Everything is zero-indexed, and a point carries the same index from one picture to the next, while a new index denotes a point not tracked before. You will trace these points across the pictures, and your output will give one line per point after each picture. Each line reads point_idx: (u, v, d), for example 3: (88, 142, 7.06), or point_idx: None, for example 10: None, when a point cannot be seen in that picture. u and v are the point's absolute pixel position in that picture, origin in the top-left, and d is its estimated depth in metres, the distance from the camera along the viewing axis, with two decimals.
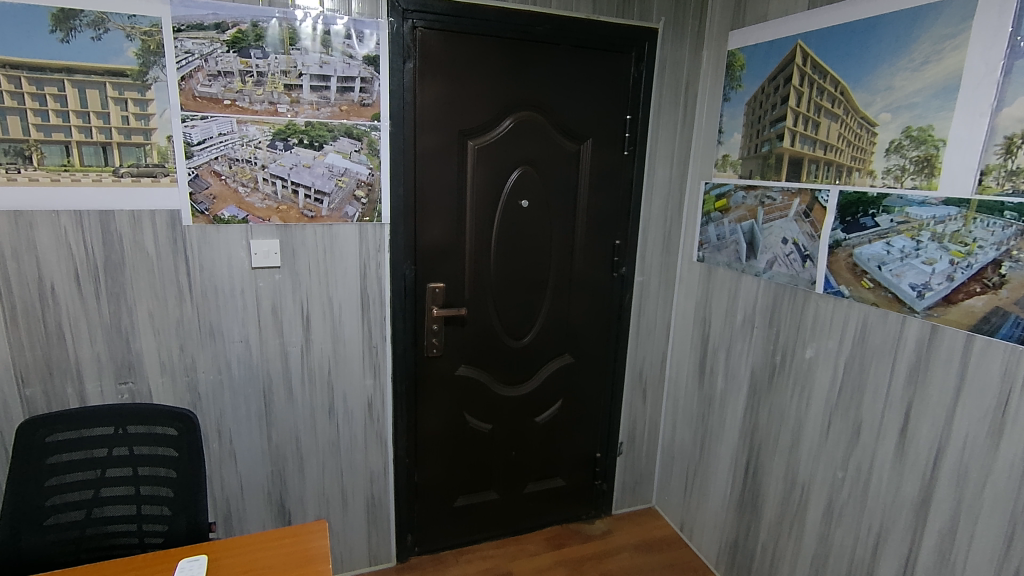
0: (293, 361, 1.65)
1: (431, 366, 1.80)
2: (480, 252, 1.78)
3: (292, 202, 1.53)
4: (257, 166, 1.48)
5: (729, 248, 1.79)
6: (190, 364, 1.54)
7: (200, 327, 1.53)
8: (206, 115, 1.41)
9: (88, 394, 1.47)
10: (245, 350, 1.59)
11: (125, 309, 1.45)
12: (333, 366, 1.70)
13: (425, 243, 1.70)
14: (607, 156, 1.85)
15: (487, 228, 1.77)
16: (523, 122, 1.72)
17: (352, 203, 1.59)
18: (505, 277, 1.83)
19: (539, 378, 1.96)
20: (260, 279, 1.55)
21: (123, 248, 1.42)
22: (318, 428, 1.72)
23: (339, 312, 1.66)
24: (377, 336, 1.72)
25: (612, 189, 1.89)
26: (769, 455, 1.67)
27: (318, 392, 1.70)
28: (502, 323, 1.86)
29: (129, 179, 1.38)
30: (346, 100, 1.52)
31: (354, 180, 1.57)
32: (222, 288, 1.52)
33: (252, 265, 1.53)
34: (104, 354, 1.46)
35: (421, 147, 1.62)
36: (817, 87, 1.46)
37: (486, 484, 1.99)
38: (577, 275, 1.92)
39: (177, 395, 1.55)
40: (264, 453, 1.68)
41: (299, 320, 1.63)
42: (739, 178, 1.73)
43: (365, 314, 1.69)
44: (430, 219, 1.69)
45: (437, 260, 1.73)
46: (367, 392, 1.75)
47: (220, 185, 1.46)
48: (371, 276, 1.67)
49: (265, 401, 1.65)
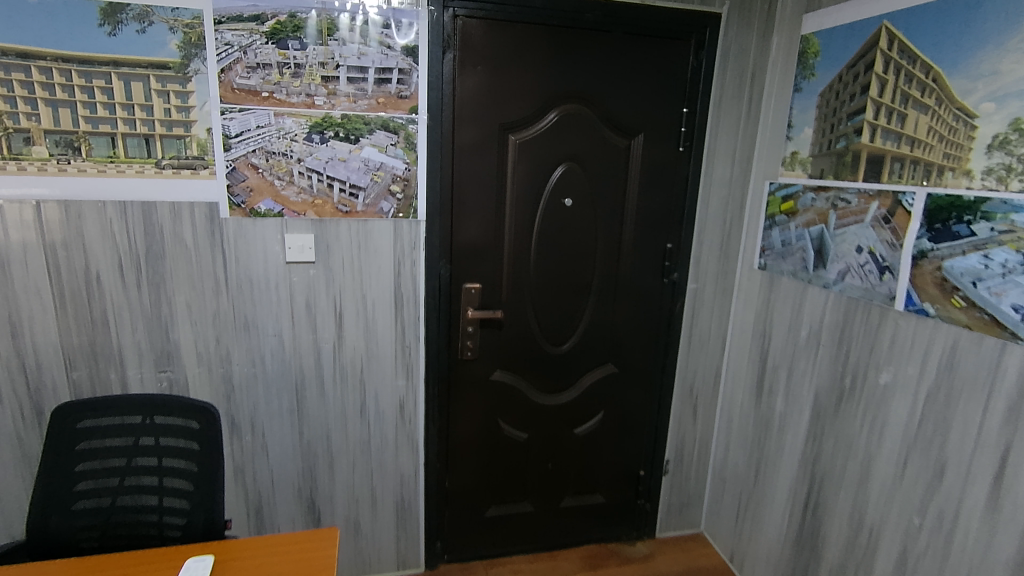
0: (325, 358, 1.63)
1: (465, 369, 1.74)
2: (519, 252, 1.69)
3: (327, 196, 1.51)
4: (293, 160, 1.47)
5: (795, 256, 1.61)
6: (225, 355, 1.55)
7: (235, 319, 1.53)
8: (245, 107, 1.40)
9: (129, 381, 1.51)
10: (278, 344, 1.59)
11: (164, 299, 1.48)
12: (365, 365, 1.67)
13: (462, 242, 1.64)
14: (660, 153, 1.72)
15: (527, 227, 1.68)
16: (568, 116, 1.62)
17: (387, 199, 1.55)
18: (545, 279, 1.74)
19: (580, 387, 1.85)
20: (294, 273, 1.54)
21: (165, 239, 1.44)
22: (349, 427, 1.70)
23: (372, 309, 1.63)
24: (410, 335, 1.67)
25: (665, 188, 1.75)
26: (833, 489, 1.49)
27: (349, 390, 1.67)
28: (541, 327, 1.77)
29: (170, 170, 1.40)
30: (384, 92, 1.47)
31: (390, 175, 1.53)
32: (257, 281, 1.52)
33: (286, 259, 1.52)
34: (144, 342, 1.49)
35: (460, 141, 1.56)
36: (905, 74, 1.27)
37: (520, 495, 1.90)
38: (624, 280, 1.80)
39: (213, 386, 1.57)
40: (294, 448, 1.67)
41: (332, 317, 1.61)
42: (808, 178, 1.55)
43: (399, 313, 1.65)
44: (468, 217, 1.62)
45: (473, 260, 1.66)
46: (398, 392, 1.71)
47: (256, 178, 1.45)
48: (405, 275, 1.62)
49: (297, 397, 1.64)
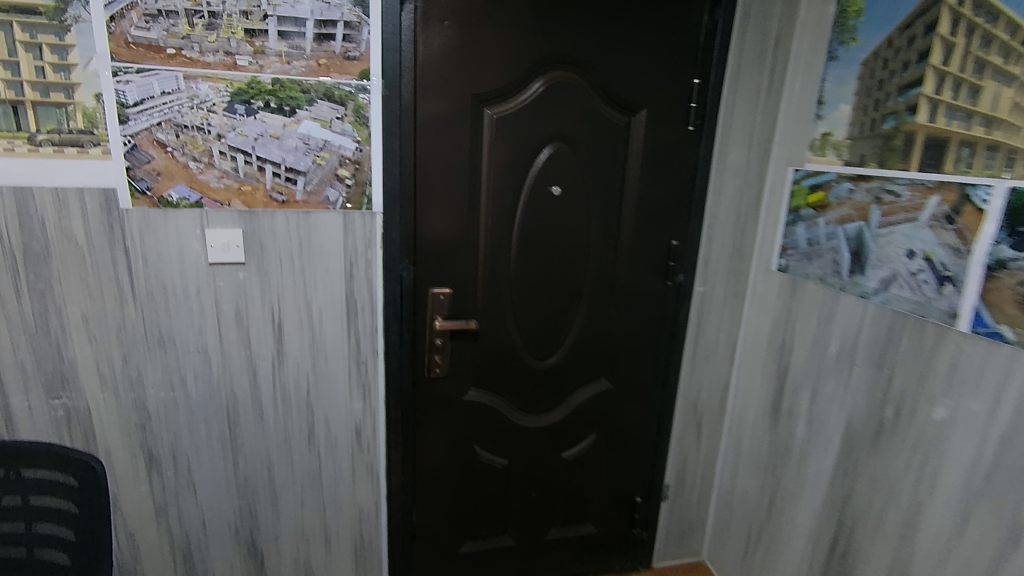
0: (263, 378, 1.35)
1: (433, 388, 1.47)
2: (497, 250, 1.42)
3: (258, 181, 1.22)
4: (212, 136, 1.17)
5: (823, 258, 1.35)
6: (135, 377, 1.27)
7: (147, 333, 1.25)
8: (144, 67, 1.10)
9: (13, 411, 1.22)
10: (203, 361, 1.30)
11: (52, 310, 1.18)
12: (313, 385, 1.39)
13: (428, 239, 1.36)
14: (665, 133, 1.44)
15: (507, 221, 1.41)
16: (557, 86, 1.34)
17: (334, 185, 1.26)
18: (529, 283, 1.46)
19: (568, 406, 1.60)
20: (219, 277, 1.26)
21: (47, 235, 1.14)
22: (294, 458, 1.43)
23: (320, 320, 1.35)
24: (367, 350, 1.40)
25: (670, 174, 1.48)
26: (867, 536, 1.26)
27: (294, 415, 1.40)
28: (523, 338, 1.50)
29: (49, 148, 1.10)
30: (325, 51, 1.18)
31: (337, 156, 1.24)
32: (172, 288, 1.23)
33: (208, 260, 1.23)
34: (30, 363, 1.20)
35: (423, 116, 1.27)
36: (982, 35, 1.00)
37: (499, 527, 1.66)
38: (621, 283, 1.53)
39: (122, 414, 1.28)
40: (229, 484, 1.40)
41: (269, 329, 1.32)
42: (843, 165, 1.28)
43: (352, 323, 1.37)
44: (433, 209, 1.34)
45: (441, 261, 1.38)
46: (353, 416, 1.44)
47: (164, 159, 1.15)
48: (358, 278, 1.34)
49: (230, 424, 1.36)
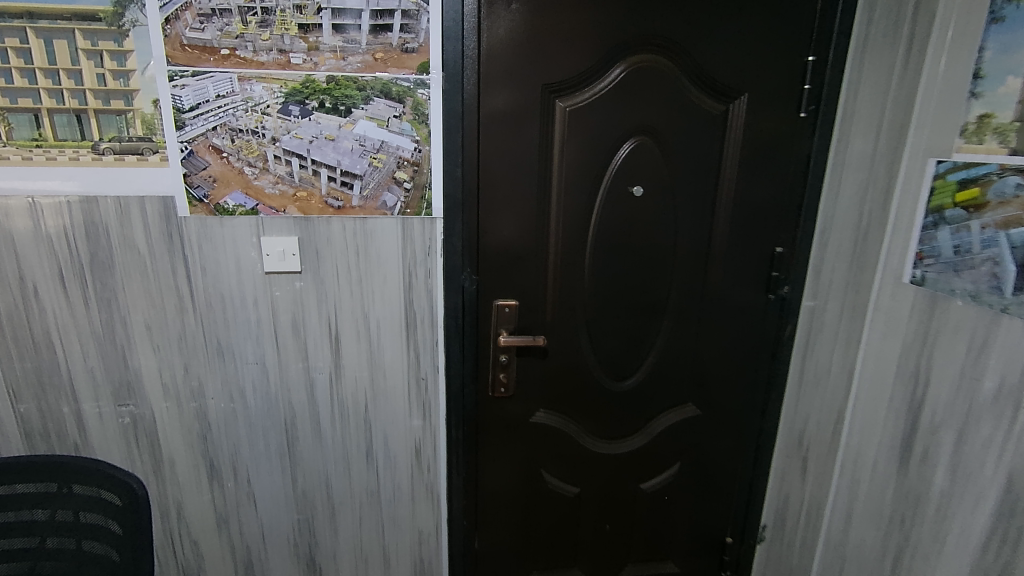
0: (320, 392, 1.29)
1: (497, 408, 1.35)
2: (569, 259, 1.27)
3: (313, 187, 1.15)
4: (266, 140, 1.11)
5: (977, 274, 0.97)
6: (197, 388, 1.25)
7: (207, 343, 1.22)
8: (199, 70, 1.06)
9: (85, 415, 1.23)
10: (261, 374, 1.26)
11: (117, 318, 1.18)
12: (371, 400, 1.32)
13: (492, 246, 1.23)
14: (770, 121, 1.23)
15: (581, 226, 1.25)
16: (640, 71, 1.16)
17: (392, 189, 1.17)
18: (605, 296, 1.30)
19: (649, 433, 1.42)
20: (275, 286, 1.20)
21: (111, 244, 1.13)
22: (353, 475, 1.36)
23: (377, 333, 1.27)
24: (427, 365, 1.30)
25: (775, 170, 1.26)
26: None
27: (352, 431, 1.33)
28: (598, 356, 1.34)
29: (111, 156, 1.08)
30: (382, 44, 1.08)
31: (394, 158, 1.15)
32: (230, 297, 1.20)
33: (264, 269, 1.18)
34: (99, 371, 1.21)
35: (487, 110, 1.15)
36: None
37: (569, 561, 1.51)
38: (713, 296, 1.33)
39: (185, 424, 1.27)
40: (288, 498, 1.36)
41: (327, 341, 1.26)
42: (1009, 153, 0.91)
43: (411, 337, 1.28)
44: (498, 214, 1.21)
45: (506, 271, 1.26)
46: (413, 434, 1.35)
47: (220, 165, 1.11)
48: (418, 289, 1.25)
49: (288, 438, 1.32)
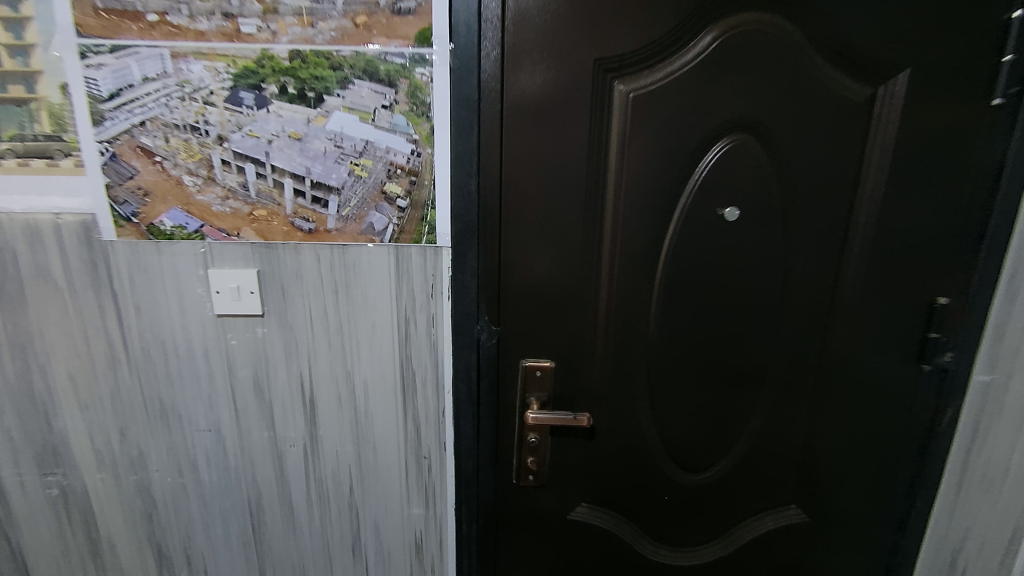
0: (291, 468, 0.99)
1: (522, 501, 1.01)
2: (624, 307, 0.90)
3: (275, 204, 0.84)
4: (212, 139, 0.81)
5: None
6: (136, 457, 0.97)
7: (146, 402, 0.94)
8: (119, 45, 0.77)
9: (6, 485, 0.98)
10: (216, 443, 0.97)
11: (35, 368, 0.92)
12: (357, 482, 1.00)
13: (518, 289, 0.89)
14: (941, 111, 0.82)
15: (646, 263, 0.88)
16: (742, 39, 0.79)
17: (380, 207, 0.85)
18: (676, 358, 0.93)
19: (734, 542, 1.03)
20: (230, 333, 0.91)
21: (22, 275, 0.87)
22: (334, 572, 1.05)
23: (364, 397, 0.95)
24: (429, 440, 0.98)
25: (943, 184, 0.84)
26: None
27: (333, 518, 1.02)
28: (664, 439, 0.97)
29: (14, 161, 0.82)
30: (365, 3, 0.76)
31: (383, 165, 0.83)
32: (173, 346, 0.91)
33: (215, 310, 0.89)
34: (17, 432, 0.95)
35: (515, 98, 0.81)
36: None
37: None
38: (836, 363, 0.93)
39: (124, 499, 1.00)
40: None
41: (299, 406, 0.96)
42: None
43: (409, 403, 0.95)
44: (526, 245, 0.87)
45: (539, 322, 0.91)
46: (412, 527, 1.03)
47: (153, 173, 0.82)
48: (417, 341, 0.92)
49: (252, 522, 1.02)
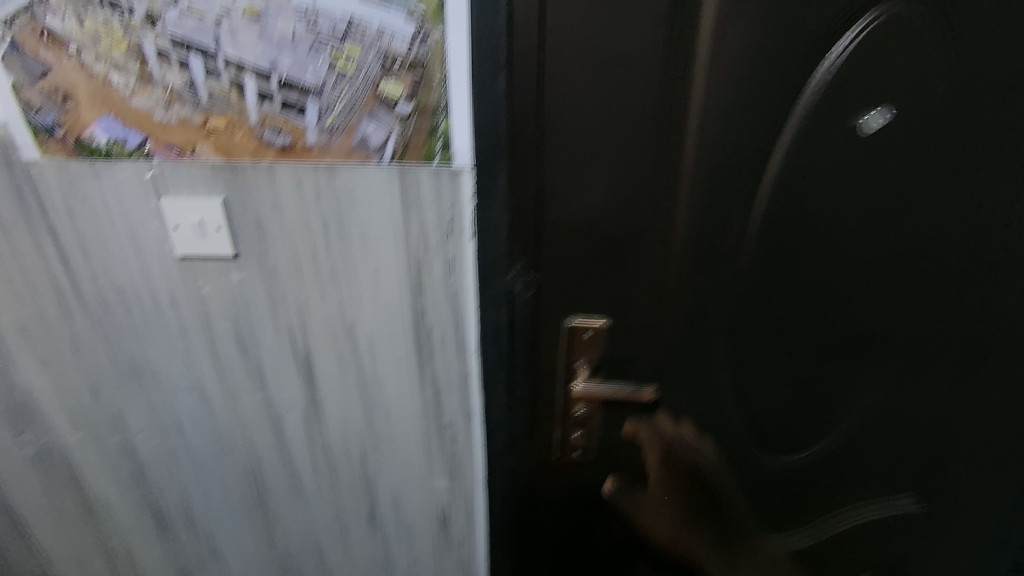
0: (292, 433, 0.84)
1: (563, 480, 0.84)
2: (706, 250, 0.68)
3: (234, 110, 0.62)
4: (138, 18, 0.58)
5: None
6: (115, 418, 0.84)
7: (115, 359, 0.79)
8: None
9: None
10: (203, 405, 0.82)
11: None
12: (369, 450, 0.85)
13: (564, 228, 0.66)
14: None
15: (743, 191, 0.65)
16: None
17: (374, 115, 0.61)
18: (769, 316, 0.71)
19: (822, 532, 0.85)
20: (201, 279, 0.73)
21: None
22: (350, 541, 0.94)
23: (371, 358, 0.77)
24: (452, 408, 0.80)
25: None
26: None
27: (344, 487, 0.89)
28: (744, 414, 0.77)
29: None
30: None
31: (376, 53, 0.59)
32: (135, 294, 0.74)
33: (177, 251, 0.70)
34: None
35: None
36: None
37: None
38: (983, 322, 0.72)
39: (110, 462, 0.88)
40: (265, 560, 0.97)
41: (295, 367, 0.79)
42: None
43: (425, 365, 0.77)
44: (577, 169, 0.63)
45: (591, 272, 0.69)
46: (435, 500, 0.89)
47: (70, 69, 0.61)
48: (432, 291, 0.72)
49: (254, 488, 0.89)
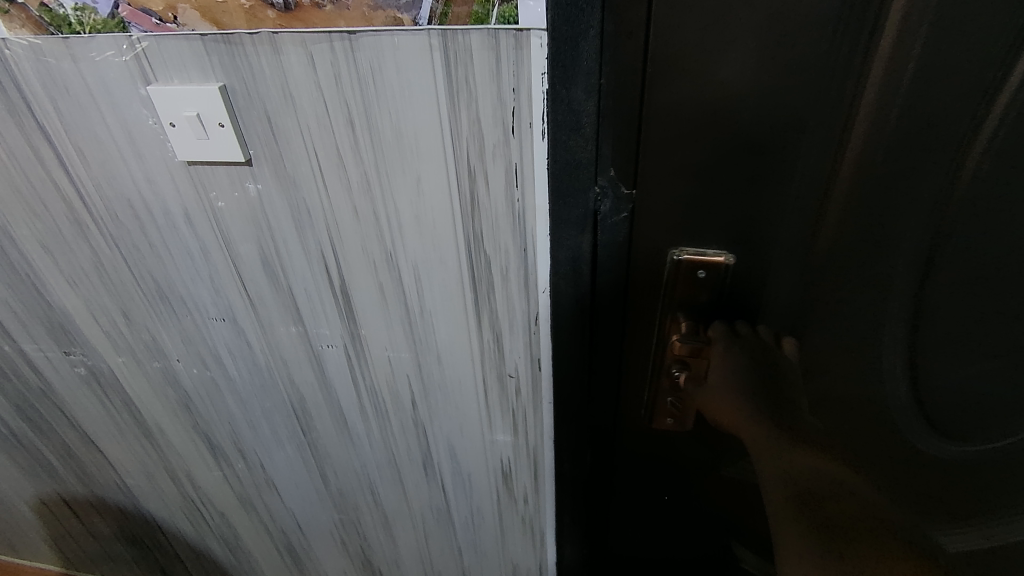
0: (334, 371, 0.73)
1: (650, 462, 0.65)
2: (906, 151, 0.41)
3: None
4: None
5: None
6: (153, 344, 0.76)
7: (140, 281, 0.69)
8: None
9: (34, 360, 0.84)
10: (237, 335, 0.72)
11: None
12: (420, 396, 0.72)
13: (673, 123, 0.43)
14: None
15: (996, 43, 0.37)
16: None
17: None
18: (1005, 260, 0.44)
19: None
20: (212, 190, 0.59)
21: None
22: (405, 485, 0.84)
23: (417, 292, 0.62)
24: (516, 355, 0.65)
25: None
26: None
27: (395, 432, 0.78)
28: (926, 408, 0.51)
29: None
30: None
31: None
32: (145, 208, 0.62)
33: (178, 155, 0.56)
34: (18, 306, 0.77)
35: None
36: None
37: None
38: None
39: (157, 387, 0.82)
40: (321, 494, 0.90)
41: (330, 298, 0.66)
42: None
43: (483, 303, 0.61)
44: (708, 26, 0.39)
45: (712, 193, 0.46)
46: (497, 454, 0.76)
47: None
48: (490, 209, 0.54)
49: (302, 425, 0.81)
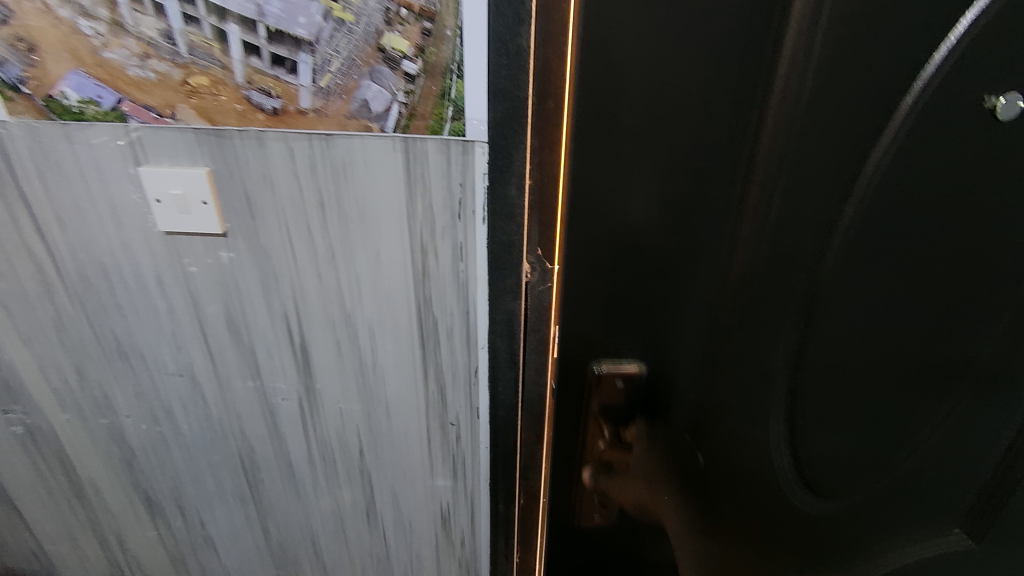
0: (286, 423, 0.78)
1: None
2: (778, 270, 0.45)
3: (218, 65, 0.54)
4: None
5: None
6: (103, 400, 0.79)
7: (100, 339, 0.73)
8: None
9: None
10: (193, 391, 0.77)
11: None
12: (367, 445, 0.79)
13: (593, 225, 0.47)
14: None
15: (845, 162, 0.41)
16: None
17: (376, 76, 0.53)
18: (852, 350, 0.48)
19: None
20: (186, 256, 0.66)
21: None
22: (347, 535, 0.88)
23: (371, 348, 0.70)
24: (457, 405, 0.73)
25: None
26: None
27: (341, 481, 0.83)
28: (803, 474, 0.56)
29: None
30: None
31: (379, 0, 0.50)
32: (117, 271, 0.68)
33: (160, 226, 0.63)
34: None
35: None
36: None
37: None
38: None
39: (99, 444, 0.83)
40: (260, 549, 0.92)
41: (288, 353, 0.72)
42: None
43: (429, 358, 0.70)
44: (620, 165, 0.41)
45: (622, 309, 0.46)
46: (437, 498, 0.83)
47: (34, 15, 0.53)
48: (439, 277, 0.64)
49: (247, 477, 0.84)
